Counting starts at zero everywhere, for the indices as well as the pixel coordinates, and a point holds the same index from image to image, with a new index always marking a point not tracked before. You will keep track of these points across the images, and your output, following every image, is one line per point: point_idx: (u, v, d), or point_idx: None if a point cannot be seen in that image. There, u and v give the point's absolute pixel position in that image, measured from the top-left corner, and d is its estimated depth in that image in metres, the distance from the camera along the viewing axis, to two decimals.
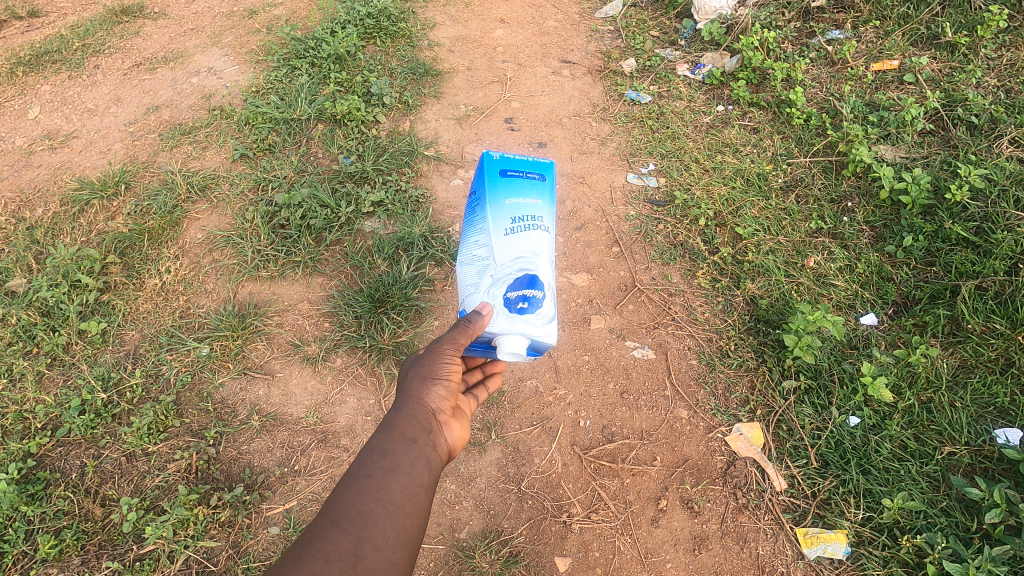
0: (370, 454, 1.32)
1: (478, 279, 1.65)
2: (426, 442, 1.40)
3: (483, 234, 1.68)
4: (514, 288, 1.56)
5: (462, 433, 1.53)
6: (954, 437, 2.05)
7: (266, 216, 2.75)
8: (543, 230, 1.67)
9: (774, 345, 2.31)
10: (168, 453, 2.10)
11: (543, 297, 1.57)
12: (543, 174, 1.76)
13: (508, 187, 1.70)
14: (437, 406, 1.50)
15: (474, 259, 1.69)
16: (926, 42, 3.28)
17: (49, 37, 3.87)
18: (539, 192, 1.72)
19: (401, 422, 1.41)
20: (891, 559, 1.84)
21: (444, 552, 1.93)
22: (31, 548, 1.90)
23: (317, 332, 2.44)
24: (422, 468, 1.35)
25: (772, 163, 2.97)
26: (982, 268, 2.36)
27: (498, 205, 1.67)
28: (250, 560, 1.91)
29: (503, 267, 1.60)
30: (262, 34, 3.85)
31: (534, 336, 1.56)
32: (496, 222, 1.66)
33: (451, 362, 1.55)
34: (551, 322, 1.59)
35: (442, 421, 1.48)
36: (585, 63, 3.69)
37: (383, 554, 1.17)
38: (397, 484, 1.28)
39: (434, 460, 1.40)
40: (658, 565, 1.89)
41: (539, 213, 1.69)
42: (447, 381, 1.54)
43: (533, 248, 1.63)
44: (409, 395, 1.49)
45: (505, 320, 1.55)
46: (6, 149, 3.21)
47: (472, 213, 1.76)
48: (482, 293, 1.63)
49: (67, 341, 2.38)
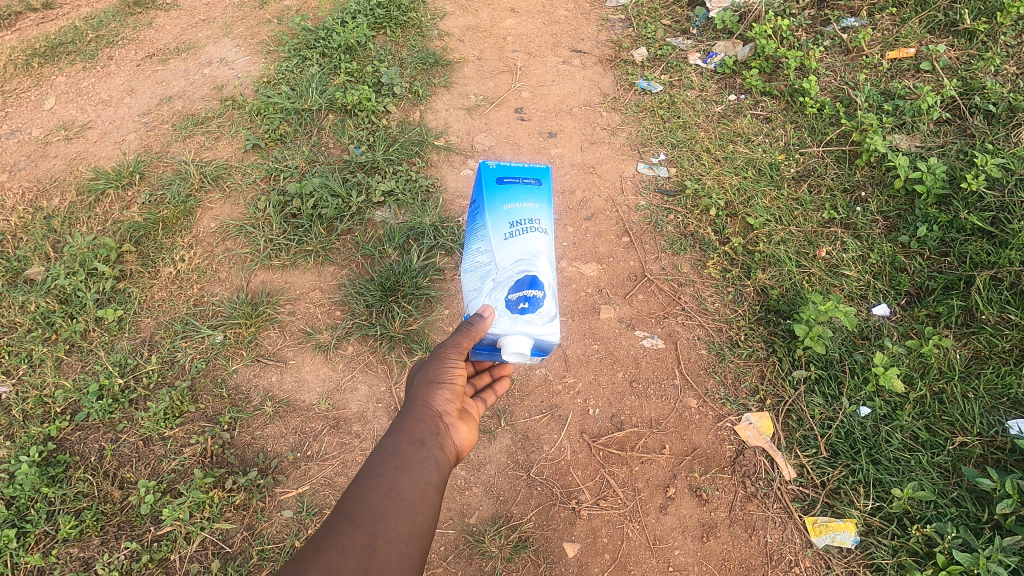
0: (380, 455, 1.35)
1: (481, 284, 1.68)
2: (434, 443, 1.43)
3: (484, 241, 1.71)
4: (514, 290, 1.58)
5: (469, 435, 1.55)
6: (965, 428, 2.05)
7: (278, 206, 2.77)
8: (542, 232, 1.67)
9: (785, 335, 2.31)
10: (183, 438, 2.14)
11: (544, 297, 1.58)
12: (540, 178, 1.75)
13: (505, 194, 1.72)
14: (444, 408, 1.52)
15: (477, 266, 1.72)
16: (944, 29, 3.22)
17: (63, 29, 3.90)
18: (536, 196, 1.73)
19: (409, 424, 1.43)
20: (901, 549, 1.84)
21: (454, 536, 1.96)
22: (52, 528, 1.94)
23: (329, 320, 2.47)
24: (431, 468, 1.37)
25: (785, 153, 2.95)
26: (997, 258, 2.33)
27: (496, 211, 1.70)
28: (264, 543, 1.95)
29: (503, 270, 1.62)
30: (273, 25, 3.86)
31: (537, 335, 1.57)
32: (495, 227, 1.69)
33: (456, 366, 1.57)
34: (554, 320, 1.59)
35: (449, 423, 1.50)
36: (596, 52, 3.67)
37: (397, 547, 1.20)
38: (407, 482, 1.31)
39: (442, 460, 1.42)
40: (667, 552, 1.90)
41: (537, 216, 1.69)
42: (453, 384, 1.56)
43: (532, 249, 1.63)
44: (416, 398, 1.51)
45: (507, 320, 1.57)
46: (23, 139, 3.26)
47: (475, 220, 1.80)
48: (484, 297, 1.65)
49: (85, 328, 2.43)
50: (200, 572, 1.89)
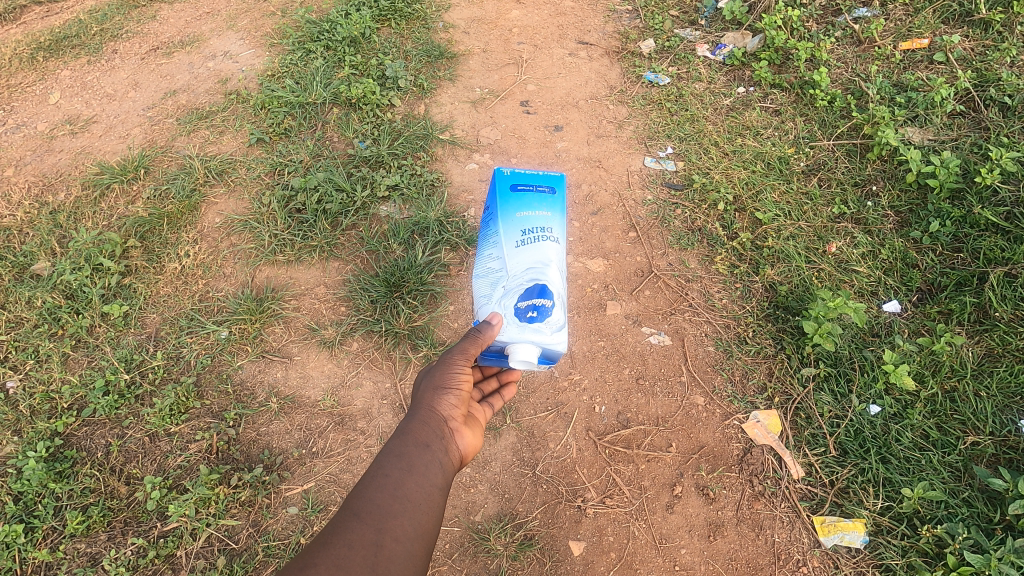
0: (387, 457, 1.34)
1: (491, 290, 1.67)
2: (439, 446, 1.41)
3: (496, 248, 1.70)
4: (524, 298, 1.57)
5: (474, 440, 1.53)
6: (977, 428, 2.02)
7: (282, 200, 2.76)
8: (554, 241, 1.66)
9: (794, 331, 2.28)
10: (189, 434, 2.14)
11: (552, 306, 1.58)
12: (554, 187, 1.74)
13: (519, 201, 1.71)
14: (449, 413, 1.50)
15: (488, 272, 1.71)
16: (958, 19, 3.16)
17: (68, 22, 3.89)
18: (550, 205, 1.71)
19: (414, 427, 1.42)
20: (910, 549, 1.83)
21: (459, 534, 1.96)
22: (59, 523, 1.95)
23: (334, 315, 2.46)
24: (436, 470, 1.36)
25: (794, 146, 2.90)
26: (1012, 254, 2.29)
27: (509, 218, 1.69)
28: (270, 539, 1.95)
29: (514, 278, 1.62)
30: (277, 17, 3.83)
31: (545, 344, 1.57)
32: (508, 235, 1.67)
33: (463, 371, 1.56)
34: (561, 329, 1.59)
35: (455, 428, 1.49)
36: (603, 43, 3.61)
37: (402, 546, 1.19)
38: (413, 483, 1.30)
39: (447, 463, 1.41)
40: (673, 551, 1.89)
41: (549, 224, 1.68)
42: (459, 389, 1.55)
43: (543, 258, 1.63)
44: (422, 402, 1.50)
45: (515, 328, 1.57)
46: (28, 134, 3.25)
47: (487, 226, 1.78)
48: (494, 304, 1.64)
49: (90, 324, 2.42)
50: (206, 568, 1.90)
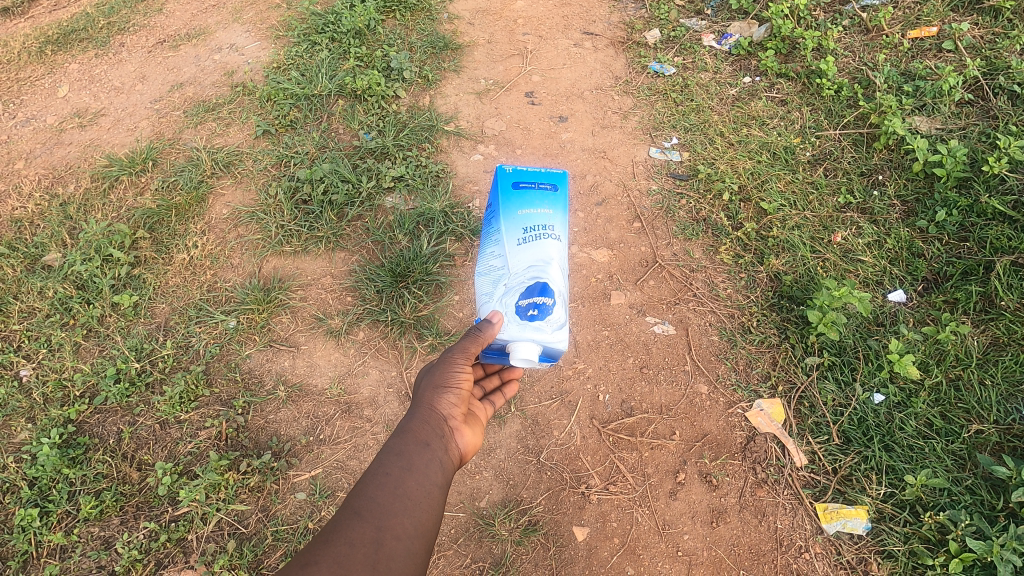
0: (387, 456, 1.36)
1: (493, 288, 1.69)
2: (438, 445, 1.44)
3: (497, 245, 1.72)
4: (525, 296, 1.59)
5: (474, 438, 1.56)
6: (982, 416, 2.03)
7: (289, 191, 2.78)
8: (555, 239, 1.67)
9: (797, 321, 2.28)
10: (198, 421, 2.18)
11: (553, 304, 1.59)
12: (556, 184, 1.75)
13: (520, 199, 1.72)
14: (449, 412, 1.52)
15: (490, 269, 1.73)
16: (968, 7, 3.14)
17: (76, 16, 3.91)
18: (551, 202, 1.73)
19: (414, 426, 1.44)
20: (912, 536, 1.84)
21: (465, 519, 1.98)
22: (73, 508, 2.00)
23: (340, 305, 2.48)
24: (436, 468, 1.39)
25: (800, 136, 2.89)
26: (1018, 243, 2.28)
27: (511, 216, 1.70)
28: (279, 524, 1.99)
29: (516, 276, 1.63)
30: (282, 10, 3.84)
31: (545, 342, 1.59)
32: (510, 232, 1.69)
33: (463, 371, 1.58)
34: (562, 327, 1.60)
35: (454, 427, 1.51)
36: (608, 34, 3.60)
37: (402, 544, 1.21)
38: (413, 481, 1.32)
39: (447, 462, 1.43)
40: (676, 537, 1.91)
41: (551, 222, 1.69)
42: (459, 388, 1.57)
43: (545, 256, 1.64)
44: (422, 401, 1.52)
45: (516, 327, 1.59)
46: (38, 127, 3.29)
47: (490, 223, 1.80)
48: (496, 302, 1.66)
49: (101, 313, 2.46)
50: (217, 552, 1.93)
